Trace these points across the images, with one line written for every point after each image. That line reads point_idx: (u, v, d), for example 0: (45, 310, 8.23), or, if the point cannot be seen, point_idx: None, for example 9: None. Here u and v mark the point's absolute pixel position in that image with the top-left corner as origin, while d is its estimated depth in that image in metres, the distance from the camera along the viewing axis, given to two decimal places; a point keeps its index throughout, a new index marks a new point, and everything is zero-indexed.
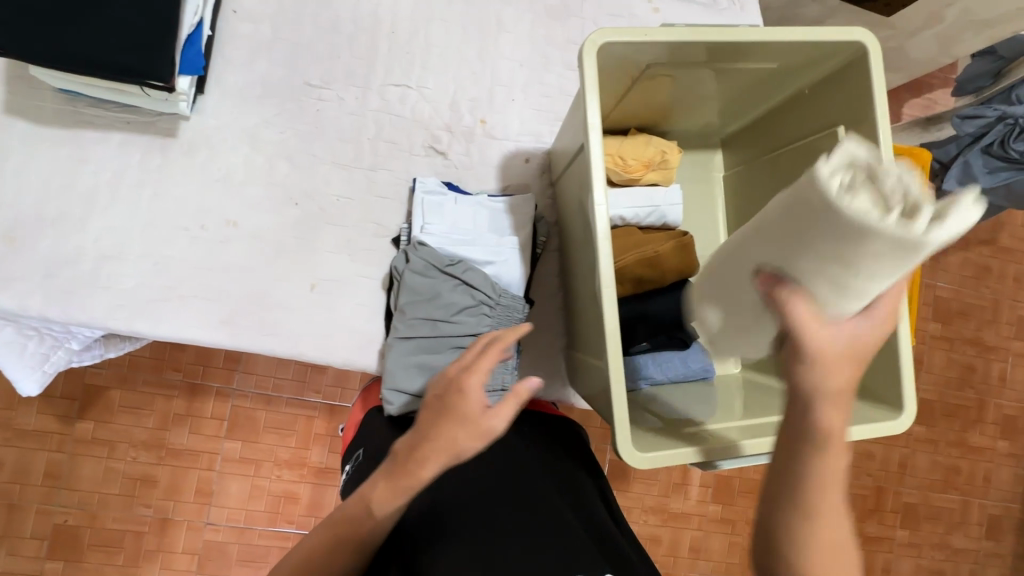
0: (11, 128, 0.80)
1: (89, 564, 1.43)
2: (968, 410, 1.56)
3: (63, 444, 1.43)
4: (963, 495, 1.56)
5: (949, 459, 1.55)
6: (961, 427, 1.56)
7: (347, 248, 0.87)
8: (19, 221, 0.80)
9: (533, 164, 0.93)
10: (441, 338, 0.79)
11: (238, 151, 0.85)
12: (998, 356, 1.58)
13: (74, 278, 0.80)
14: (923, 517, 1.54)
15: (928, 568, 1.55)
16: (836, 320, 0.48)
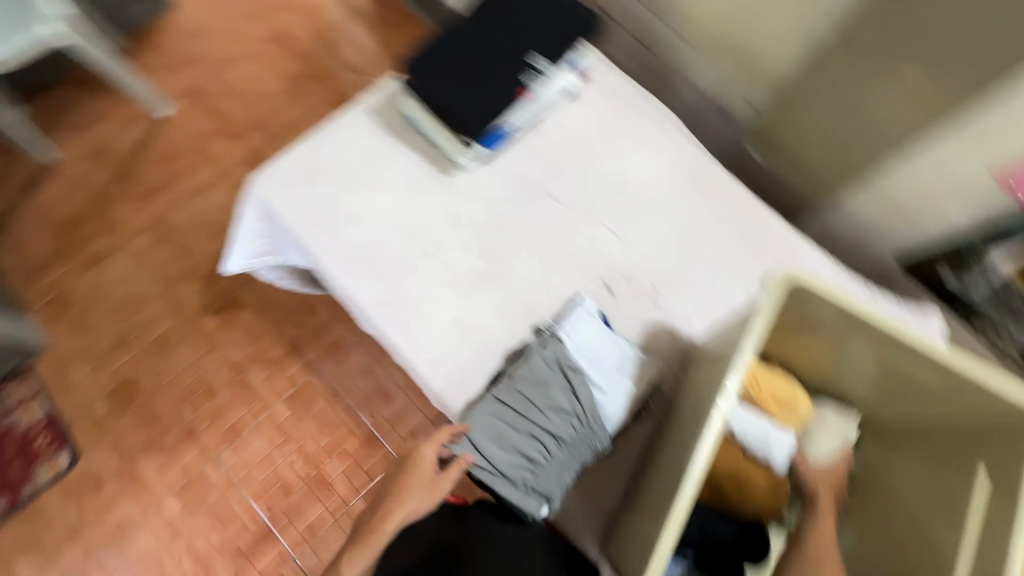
0: (363, 117, 1.14)
1: (126, 421, 1.70)
2: None
3: (187, 322, 1.80)
4: None
5: None
6: None
7: (498, 312, 1.02)
8: (323, 168, 1.10)
9: (676, 342, 1.03)
10: (526, 420, 0.87)
11: (476, 206, 1.09)
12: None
13: (324, 218, 1.07)
14: None
15: None
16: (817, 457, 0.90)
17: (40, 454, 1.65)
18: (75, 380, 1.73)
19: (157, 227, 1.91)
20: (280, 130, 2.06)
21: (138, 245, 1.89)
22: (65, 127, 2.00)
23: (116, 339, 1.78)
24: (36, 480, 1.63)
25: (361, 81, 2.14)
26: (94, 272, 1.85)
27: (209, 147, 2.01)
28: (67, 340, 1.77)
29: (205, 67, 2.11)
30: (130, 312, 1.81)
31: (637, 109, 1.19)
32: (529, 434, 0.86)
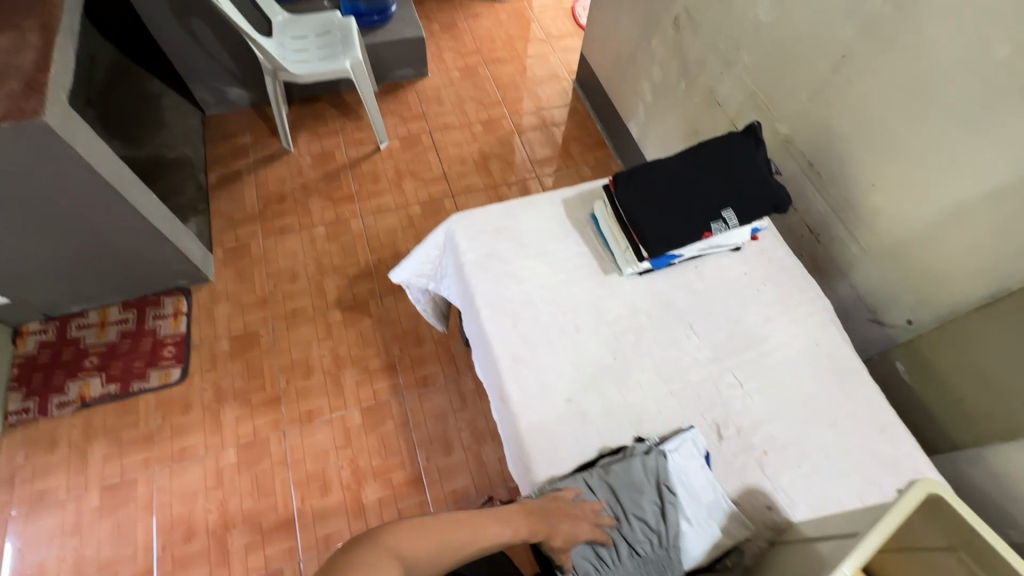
0: (556, 203, 1.34)
1: (235, 365, 1.90)
2: None
3: (319, 309, 2.04)
4: None
5: None
6: None
7: (607, 405, 1.07)
8: (509, 228, 1.29)
9: (771, 515, 0.99)
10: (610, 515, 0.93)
11: (621, 308, 1.20)
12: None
13: (494, 267, 1.23)
14: None
15: None
16: None
17: (161, 362, 1.88)
18: (217, 315, 2.01)
19: (335, 225, 2.25)
20: (458, 190, 2.40)
21: (315, 233, 2.23)
22: (310, 130, 2.50)
23: (263, 297, 2.05)
24: (147, 381, 1.84)
25: (538, 177, 2.46)
26: (274, 240, 2.20)
27: (401, 182, 2.40)
28: (228, 282, 2.08)
29: (426, 124, 2.57)
30: (283, 281, 2.10)
31: (795, 284, 1.26)
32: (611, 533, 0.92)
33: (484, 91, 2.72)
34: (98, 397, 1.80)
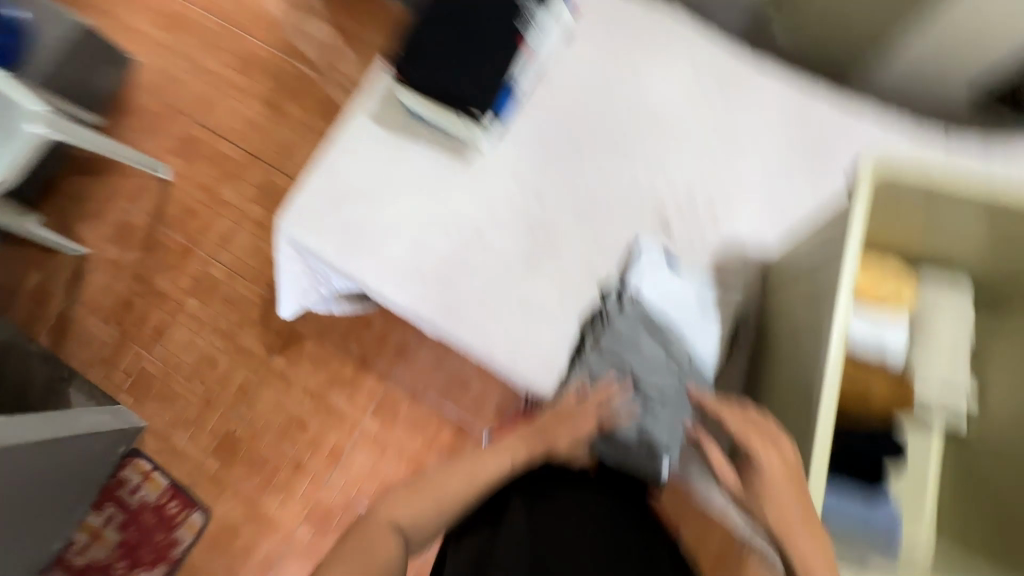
0: (364, 126, 1.08)
1: (236, 469, 1.80)
2: None
3: (258, 368, 1.86)
4: None
5: None
6: None
7: (558, 283, 1.00)
8: (342, 190, 1.07)
9: (750, 263, 0.98)
10: (626, 383, 0.89)
11: (505, 184, 1.04)
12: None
13: (365, 240, 1.05)
14: None
15: None
16: (947, 333, 0.83)
17: (175, 519, 1.78)
18: (180, 446, 1.84)
19: (200, 287, 1.95)
20: (276, 157, 2.00)
21: (190, 308, 1.94)
22: (83, 217, 2.02)
23: (201, 399, 1.86)
24: (181, 542, 1.77)
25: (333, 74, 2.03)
26: (161, 346, 1.92)
27: (217, 193, 2.00)
28: (160, 414, 1.87)
29: (182, 115, 2.06)
30: (205, 373, 1.88)
31: (642, 23, 1.08)
32: (632, 394, 0.88)
33: (205, 26, 2.10)
34: None
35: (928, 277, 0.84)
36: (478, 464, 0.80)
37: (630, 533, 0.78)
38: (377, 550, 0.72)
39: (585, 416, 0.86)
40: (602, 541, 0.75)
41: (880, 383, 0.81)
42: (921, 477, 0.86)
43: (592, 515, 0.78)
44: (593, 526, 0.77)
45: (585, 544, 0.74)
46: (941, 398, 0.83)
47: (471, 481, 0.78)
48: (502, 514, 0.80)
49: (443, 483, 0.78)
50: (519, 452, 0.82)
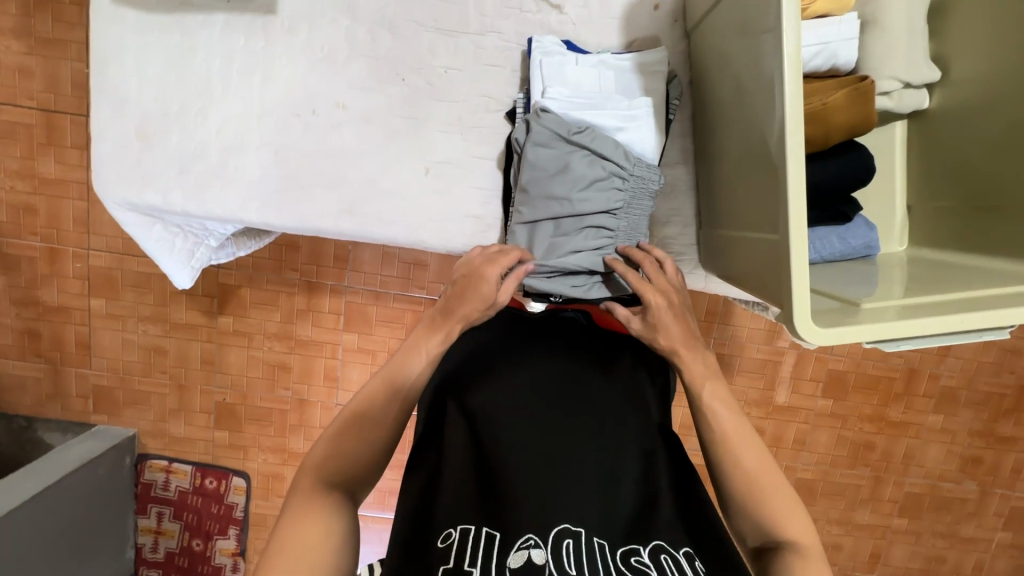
0: (123, 17, 0.78)
1: (247, 433, 1.59)
2: None
3: (210, 335, 1.54)
4: None
5: None
6: None
7: (458, 126, 0.82)
8: (146, 115, 0.81)
9: (664, 11, 0.79)
10: (564, 219, 0.78)
11: (338, 24, 0.79)
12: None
13: (206, 170, 0.82)
14: None
15: None
16: (899, 7, 0.70)
17: (220, 490, 1.61)
18: (180, 434, 1.60)
19: (95, 282, 1.51)
20: (61, 83, 1.38)
21: (100, 310, 1.53)
22: None
23: (170, 387, 1.58)
24: (238, 505, 1.61)
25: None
26: (98, 358, 1.56)
27: (37, 171, 1.43)
28: (141, 417, 1.60)
29: None
30: (160, 362, 1.56)
31: None
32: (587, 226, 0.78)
33: None
34: (240, 545, 1.62)
35: None
36: (389, 372, 0.67)
37: (569, 374, 0.73)
38: (318, 513, 0.56)
39: (488, 266, 0.72)
40: (541, 396, 0.70)
41: (838, 94, 0.68)
42: (884, 179, 0.81)
43: (525, 375, 0.72)
44: (529, 385, 0.71)
45: (526, 407, 0.68)
46: (910, 80, 0.72)
47: (389, 393, 0.65)
48: (433, 419, 0.70)
49: (359, 413, 0.64)
50: (431, 342, 0.70)
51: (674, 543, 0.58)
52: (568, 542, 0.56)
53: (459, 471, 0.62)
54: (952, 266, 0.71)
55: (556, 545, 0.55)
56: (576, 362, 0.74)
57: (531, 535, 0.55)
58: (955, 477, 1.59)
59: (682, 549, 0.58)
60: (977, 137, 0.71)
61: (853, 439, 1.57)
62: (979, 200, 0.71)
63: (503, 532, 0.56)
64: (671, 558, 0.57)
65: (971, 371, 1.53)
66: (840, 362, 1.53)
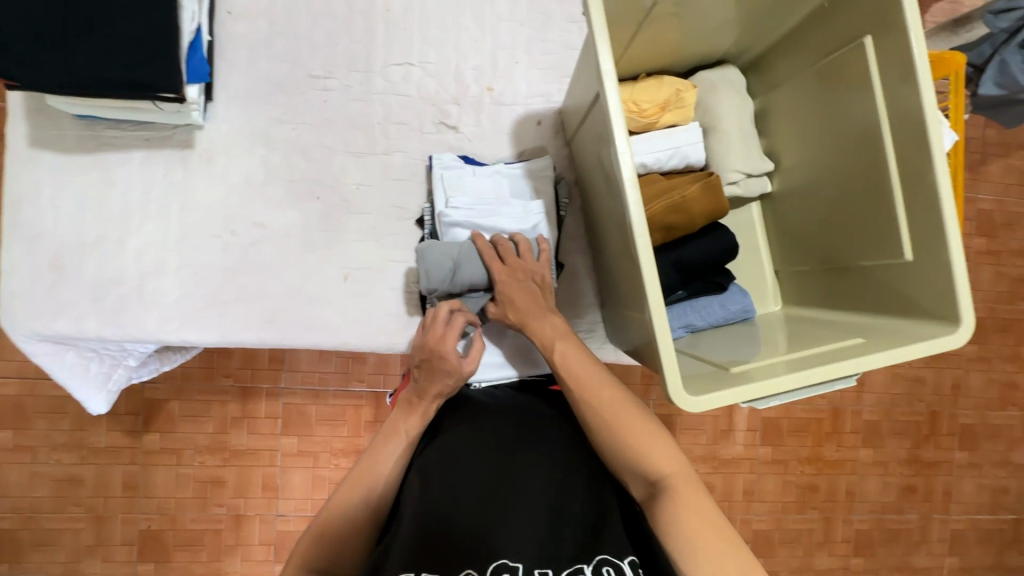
0: (39, 160, 0.82)
1: (176, 563, 1.46)
2: (1005, 339, 1.67)
3: (134, 457, 1.45)
4: (1003, 413, 1.70)
5: (976, 374, 1.68)
6: (1001, 353, 1.67)
7: (372, 235, 0.89)
8: (61, 248, 0.82)
9: (546, 125, 0.92)
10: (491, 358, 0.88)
11: (255, 154, 0.86)
12: (992, 261, 1.62)
13: (124, 295, 0.84)
14: (969, 437, 1.69)
15: (981, 489, 1.70)
16: (730, 112, 0.85)
17: None
18: (97, 575, 1.44)
19: (3, 414, 1.40)
20: None
21: (8, 443, 1.41)
22: None
23: (87, 521, 1.44)
24: None
25: None
26: (1, 498, 1.41)
27: None
28: (50, 559, 1.43)
29: None
30: (76, 495, 1.43)
31: None
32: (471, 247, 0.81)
33: None
34: None
35: (697, 74, 0.88)
36: (371, 463, 0.71)
37: (528, 426, 0.77)
38: None
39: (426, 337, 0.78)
40: (495, 446, 0.74)
41: (693, 188, 0.79)
42: (752, 250, 0.95)
43: (478, 427, 0.77)
44: (484, 445, 0.74)
45: (480, 460, 0.72)
46: (751, 171, 0.86)
47: (367, 484, 0.70)
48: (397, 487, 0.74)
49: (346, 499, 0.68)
50: (408, 423, 0.76)
51: (619, 554, 0.62)
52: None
53: (410, 524, 0.65)
54: (822, 321, 0.81)
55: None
56: (534, 413, 0.79)
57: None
58: (895, 508, 1.67)
59: (626, 559, 0.62)
60: (822, 209, 0.82)
61: (796, 483, 1.63)
62: (831, 261, 0.82)
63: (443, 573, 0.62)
64: (614, 569, 0.61)
65: (887, 403, 1.65)
66: (770, 409, 1.62)
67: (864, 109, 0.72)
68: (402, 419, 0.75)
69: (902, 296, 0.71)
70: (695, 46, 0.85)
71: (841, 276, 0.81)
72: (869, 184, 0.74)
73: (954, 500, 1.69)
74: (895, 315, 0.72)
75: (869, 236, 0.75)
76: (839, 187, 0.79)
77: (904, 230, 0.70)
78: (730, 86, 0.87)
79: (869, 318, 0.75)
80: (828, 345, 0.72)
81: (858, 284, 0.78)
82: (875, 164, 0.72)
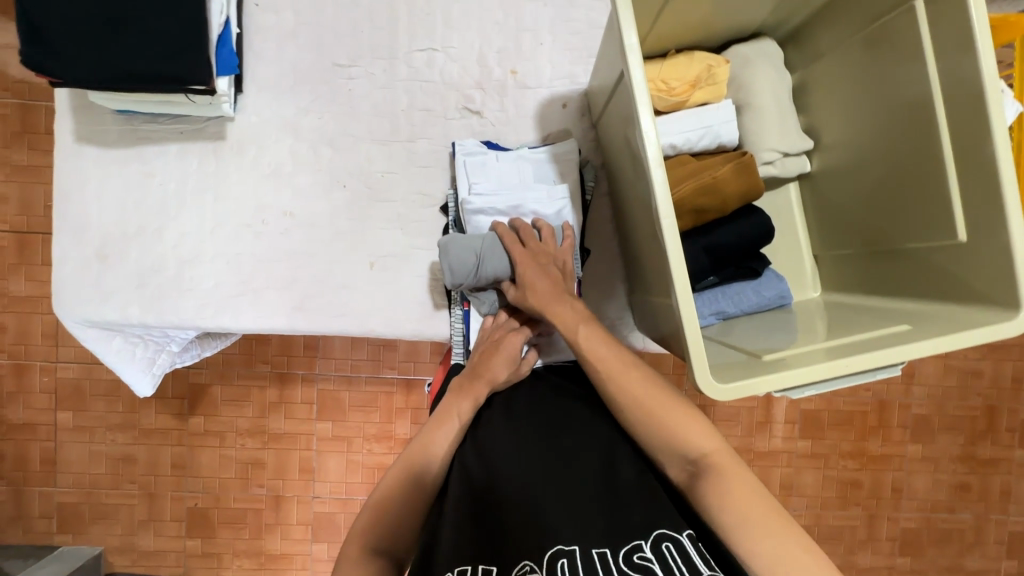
0: (84, 154, 0.86)
1: (221, 539, 1.53)
2: None
3: (181, 438, 1.52)
4: None
5: None
6: None
7: (397, 222, 0.89)
8: (106, 239, 0.86)
9: (571, 108, 0.90)
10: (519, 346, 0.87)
11: (283, 144, 0.88)
12: None
13: (164, 283, 0.87)
14: None
15: None
16: (765, 89, 0.81)
17: None
18: (150, 547, 1.53)
19: (63, 396, 1.50)
20: (33, 205, 1.44)
21: (68, 423, 1.51)
22: None
23: (140, 497, 1.53)
24: None
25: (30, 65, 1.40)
26: (64, 474, 1.52)
27: (7, 291, 1.46)
28: (108, 532, 1.53)
29: None
30: (129, 472, 1.52)
31: None
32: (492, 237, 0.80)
33: None
34: None
35: (730, 49, 0.84)
36: (420, 445, 0.72)
37: (567, 413, 0.76)
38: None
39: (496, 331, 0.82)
40: (535, 433, 0.73)
41: (725, 168, 0.76)
42: (791, 235, 0.90)
43: (521, 416, 0.76)
44: (522, 433, 0.73)
45: (522, 446, 0.71)
46: (788, 150, 0.82)
47: (419, 463, 0.70)
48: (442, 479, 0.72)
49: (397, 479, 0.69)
50: (462, 406, 0.75)
51: (676, 528, 0.60)
52: (563, 563, 0.57)
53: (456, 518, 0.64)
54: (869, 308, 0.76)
55: (549, 566, 0.57)
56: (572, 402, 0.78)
57: (527, 563, 0.58)
58: (947, 506, 1.58)
59: (684, 532, 0.59)
60: (870, 188, 0.77)
61: (838, 478, 1.56)
62: (879, 243, 0.77)
63: (499, 564, 0.60)
64: (674, 545, 0.58)
65: (939, 397, 1.56)
66: (811, 401, 1.56)
67: (915, 80, 0.67)
68: (455, 400, 0.75)
69: (959, 280, 0.66)
70: (730, 19, 0.81)
71: (890, 259, 0.76)
72: (922, 160, 0.68)
73: (1013, 500, 1.59)
74: (950, 300, 0.67)
75: (919, 215, 0.70)
76: (888, 164, 0.73)
77: (959, 206, 0.64)
78: (765, 61, 0.82)
79: (919, 305, 0.70)
80: (877, 331, 0.68)
81: (910, 267, 0.72)
82: (928, 138, 0.67)
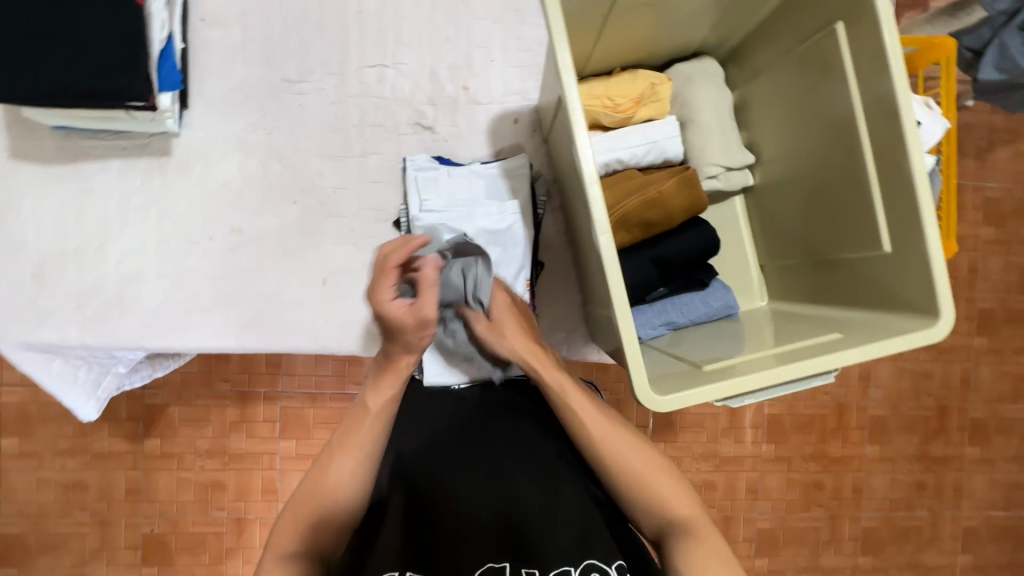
0: (20, 170, 0.83)
1: (179, 566, 1.47)
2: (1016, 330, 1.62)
3: (136, 461, 1.46)
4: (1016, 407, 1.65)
5: (989, 368, 1.63)
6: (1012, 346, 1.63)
7: (351, 238, 0.88)
8: (43, 258, 0.83)
9: (523, 123, 0.91)
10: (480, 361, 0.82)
11: (232, 160, 0.86)
12: (1001, 251, 1.58)
13: (104, 303, 0.85)
14: (984, 431, 1.65)
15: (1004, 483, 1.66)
16: (706, 103, 0.84)
17: None
18: None
19: (8, 420, 1.43)
20: None
21: (13, 449, 1.44)
22: None
23: (91, 525, 1.46)
24: None
25: None
26: (9, 503, 1.44)
27: None
28: (57, 563, 1.46)
29: None
30: (80, 499, 1.46)
31: None
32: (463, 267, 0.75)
33: None
34: None
35: (673, 67, 0.87)
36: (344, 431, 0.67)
37: (515, 428, 0.75)
38: None
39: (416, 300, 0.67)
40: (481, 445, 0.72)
41: (669, 182, 0.78)
42: (734, 247, 0.93)
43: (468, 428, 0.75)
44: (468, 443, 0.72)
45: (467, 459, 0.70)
46: (731, 165, 0.84)
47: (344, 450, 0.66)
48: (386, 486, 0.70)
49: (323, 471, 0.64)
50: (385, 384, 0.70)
51: (607, 558, 0.60)
52: None
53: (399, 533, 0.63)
54: (807, 317, 0.79)
55: None
56: (522, 416, 0.77)
57: None
58: (904, 505, 1.63)
59: (614, 563, 0.60)
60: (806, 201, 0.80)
61: (801, 480, 1.60)
62: (817, 254, 0.80)
63: None
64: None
65: (893, 398, 1.62)
66: (773, 406, 1.59)
67: (840, 99, 0.70)
68: (375, 386, 0.69)
69: (888, 291, 0.69)
70: (672, 38, 0.83)
71: (827, 270, 0.79)
72: (850, 175, 0.71)
73: (965, 496, 1.65)
74: (879, 310, 0.70)
75: (851, 229, 0.73)
76: (821, 178, 0.76)
77: (884, 221, 0.68)
78: (706, 77, 0.86)
79: (854, 313, 0.73)
80: (807, 341, 0.70)
81: (846, 278, 0.75)
82: (854, 154, 0.70)
